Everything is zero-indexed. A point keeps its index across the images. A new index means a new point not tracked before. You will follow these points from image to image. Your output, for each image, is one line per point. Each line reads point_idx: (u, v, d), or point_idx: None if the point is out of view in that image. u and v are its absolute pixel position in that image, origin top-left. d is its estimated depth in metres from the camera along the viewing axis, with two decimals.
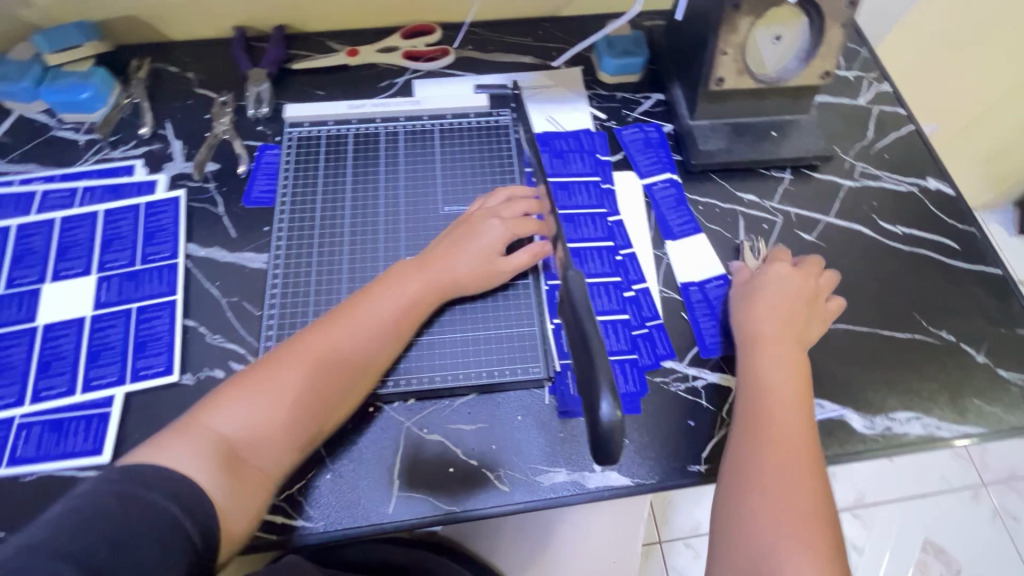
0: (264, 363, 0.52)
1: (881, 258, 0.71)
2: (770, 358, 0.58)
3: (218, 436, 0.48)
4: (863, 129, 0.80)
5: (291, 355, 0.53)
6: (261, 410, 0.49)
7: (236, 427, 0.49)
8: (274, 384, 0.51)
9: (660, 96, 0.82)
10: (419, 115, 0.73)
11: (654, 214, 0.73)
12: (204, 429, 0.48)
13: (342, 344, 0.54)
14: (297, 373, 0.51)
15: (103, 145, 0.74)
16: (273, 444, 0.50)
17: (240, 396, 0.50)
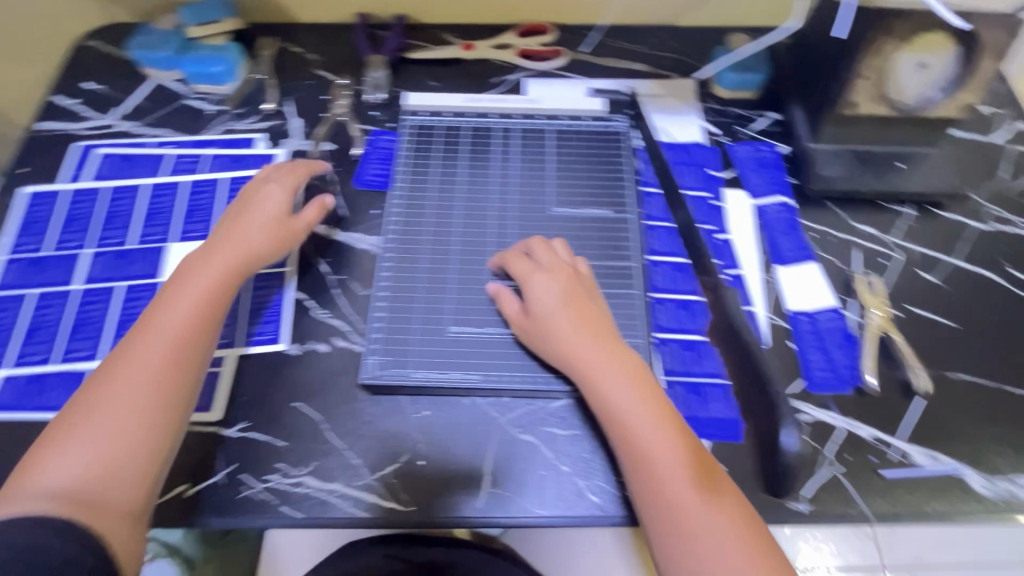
0: (99, 391, 0.49)
1: (1010, 308, 0.66)
2: (614, 389, 0.53)
3: (64, 480, 0.44)
4: (997, 170, 0.75)
5: (114, 378, 0.49)
6: (99, 432, 0.47)
7: (65, 469, 0.45)
8: (91, 406, 0.48)
9: (776, 115, 0.79)
10: (534, 114, 0.73)
11: (764, 236, 0.70)
12: (47, 479, 0.44)
13: (135, 351, 0.50)
14: (109, 381, 0.49)
15: (228, 117, 0.78)
16: (115, 477, 0.46)
17: (90, 430, 0.47)
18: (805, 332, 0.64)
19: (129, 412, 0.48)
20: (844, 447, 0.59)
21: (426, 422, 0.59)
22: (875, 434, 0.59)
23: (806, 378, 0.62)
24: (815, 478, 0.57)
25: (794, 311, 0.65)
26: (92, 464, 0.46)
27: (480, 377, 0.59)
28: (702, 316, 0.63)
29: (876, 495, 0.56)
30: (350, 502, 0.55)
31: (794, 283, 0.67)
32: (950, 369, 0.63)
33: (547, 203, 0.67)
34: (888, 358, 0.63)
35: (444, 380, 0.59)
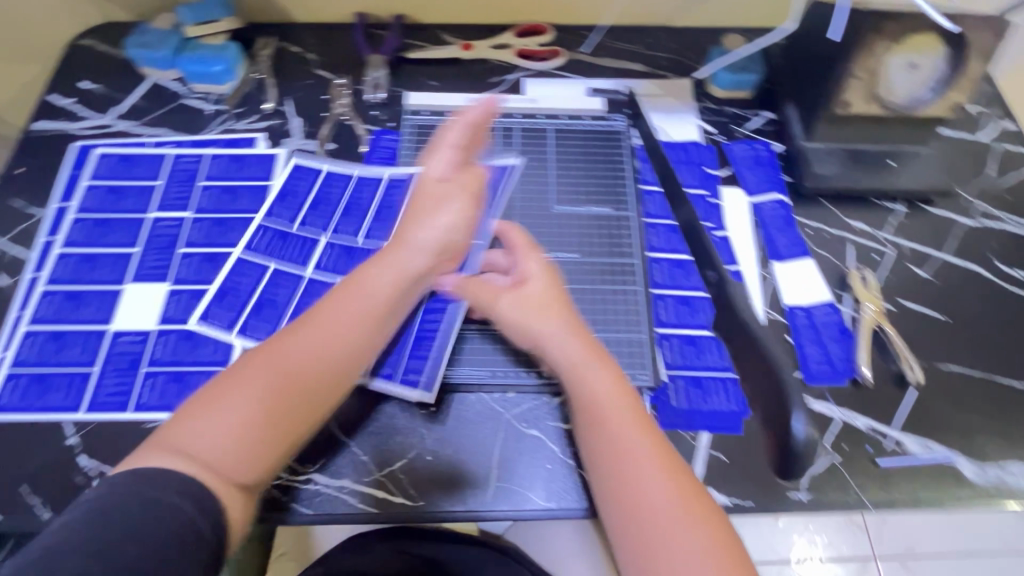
0: (231, 371, 0.49)
1: (998, 301, 0.69)
2: (598, 377, 0.53)
3: (193, 450, 0.45)
4: (984, 168, 0.77)
5: (253, 361, 0.49)
6: (238, 404, 0.47)
7: (210, 438, 0.46)
8: (233, 384, 0.48)
9: (770, 115, 0.81)
10: (534, 113, 0.75)
11: (760, 233, 0.72)
12: (183, 443, 0.45)
13: (320, 341, 0.51)
14: (290, 362, 0.49)
15: (228, 116, 0.78)
16: (246, 453, 0.46)
17: (208, 406, 0.47)
18: (802, 326, 0.66)
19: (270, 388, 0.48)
20: (841, 437, 0.60)
21: (433, 418, 0.60)
22: (871, 425, 0.61)
23: (803, 370, 0.63)
24: (814, 468, 0.58)
25: (791, 306, 0.67)
26: (227, 433, 0.46)
27: (490, 374, 0.61)
28: (702, 311, 0.64)
29: (872, 483, 0.58)
30: (358, 497, 0.56)
31: (790, 280, 0.69)
32: (942, 360, 0.65)
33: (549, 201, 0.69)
34: (882, 351, 0.65)
35: (455, 374, 0.61)
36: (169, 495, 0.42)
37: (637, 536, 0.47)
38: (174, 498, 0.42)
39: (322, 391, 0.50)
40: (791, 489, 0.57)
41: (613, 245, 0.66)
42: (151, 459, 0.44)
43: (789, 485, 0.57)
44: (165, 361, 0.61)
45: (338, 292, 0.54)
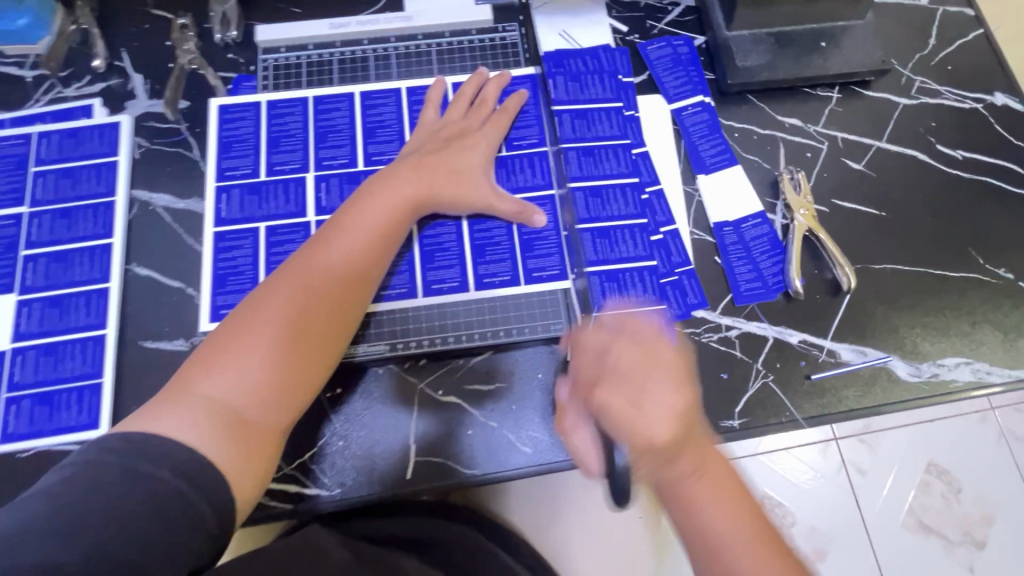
0: (245, 314, 0.45)
1: (937, 186, 0.64)
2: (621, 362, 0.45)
3: (214, 403, 0.41)
4: (924, 36, 0.69)
5: (273, 303, 0.45)
6: (270, 341, 0.44)
7: (233, 383, 0.42)
8: (251, 318, 0.45)
9: (690, 2, 0.70)
10: (412, 34, 0.65)
11: (683, 144, 0.64)
12: (197, 396, 0.41)
13: (330, 255, 0.49)
14: (305, 284, 0.47)
15: (53, 82, 0.65)
16: (275, 394, 0.43)
17: (231, 358, 0.43)
18: (731, 244, 0.61)
19: (294, 316, 0.45)
20: (773, 355, 0.57)
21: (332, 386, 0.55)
22: (804, 339, 0.58)
23: (733, 292, 0.59)
24: (747, 392, 0.56)
25: (718, 223, 0.61)
26: (258, 380, 0.43)
27: (404, 314, 0.56)
28: (622, 243, 0.59)
29: (805, 398, 0.56)
30: (270, 494, 0.52)
31: (717, 193, 0.62)
32: (877, 260, 0.61)
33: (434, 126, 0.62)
34: (815, 257, 0.61)
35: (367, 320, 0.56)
36: (162, 471, 0.35)
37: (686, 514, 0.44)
38: (166, 474, 0.35)
39: (340, 313, 0.48)
40: (723, 417, 0.55)
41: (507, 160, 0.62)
42: (166, 419, 0.39)
43: (722, 413, 0.56)
44: (27, 382, 0.54)
45: (354, 219, 0.51)
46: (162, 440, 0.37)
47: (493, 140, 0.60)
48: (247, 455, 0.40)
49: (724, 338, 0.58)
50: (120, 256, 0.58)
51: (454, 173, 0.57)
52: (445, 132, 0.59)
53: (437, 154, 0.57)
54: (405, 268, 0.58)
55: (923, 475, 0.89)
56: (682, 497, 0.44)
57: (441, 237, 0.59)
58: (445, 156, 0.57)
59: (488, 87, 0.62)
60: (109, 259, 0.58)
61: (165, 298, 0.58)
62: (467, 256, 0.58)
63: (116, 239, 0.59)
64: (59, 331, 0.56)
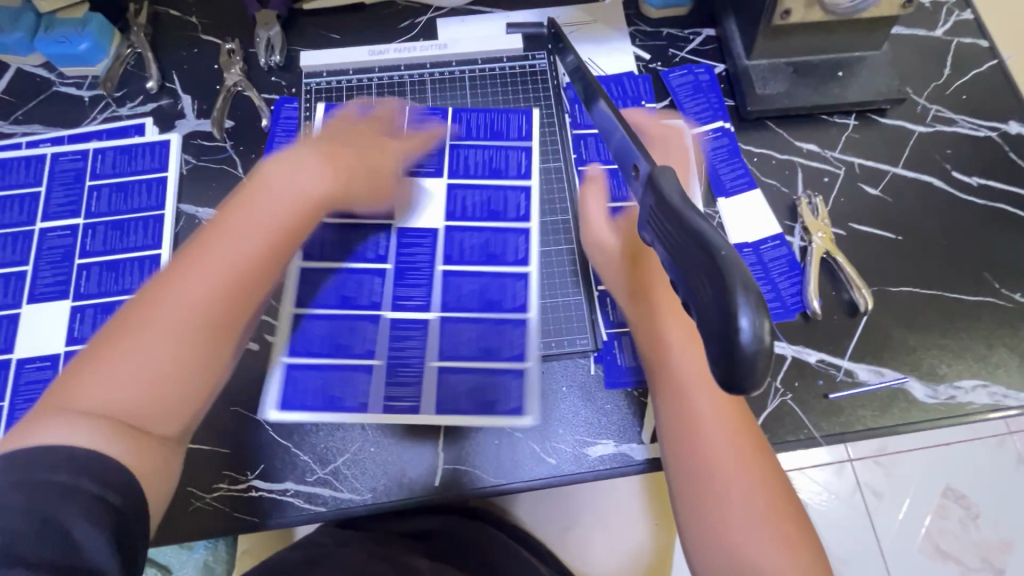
0: (134, 312, 0.42)
1: (952, 212, 0.66)
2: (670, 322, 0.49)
3: (93, 409, 0.39)
4: (940, 66, 0.72)
5: (159, 297, 0.43)
6: (157, 337, 0.41)
7: (117, 385, 0.40)
8: (140, 316, 0.42)
9: (711, 32, 0.73)
10: (446, 60, 0.69)
11: (704, 167, 0.67)
12: (75, 404, 0.39)
13: (224, 244, 0.44)
14: (196, 275, 0.43)
15: (109, 102, 0.69)
16: (170, 393, 0.41)
17: (109, 361, 0.40)
18: (750, 265, 0.63)
19: (188, 310, 0.42)
20: (791, 374, 0.59)
21: (300, 407, 0.56)
22: (822, 358, 0.59)
23: None
24: (766, 409, 0.58)
25: (737, 245, 0.63)
26: (145, 380, 0.40)
27: (371, 330, 0.58)
28: None
29: (823, 417, 0.58)
30: (304, 497, 0.55)
31: (737, 215, 0.65)
32: (893, 283, 0.63)
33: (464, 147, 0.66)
34: (832, 279, 0.62)
35: (346, 342, 0.58)
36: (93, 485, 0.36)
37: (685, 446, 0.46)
38: (76, 478, 0.36)
39: (240, 304, 0.44)
40: None
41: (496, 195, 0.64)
42: (47, 429, 0.38)
43: None
44: None
45: (247, 204, 0.47)
46: (52, 452, 0.37)
47: (405, 149, 0.59)
48: (141, 456, 0.39)
49: None
50: (167, 266, 0.62)
51: (372, 178, 0.55)
52: (376, 134, 0.58)
53: (359, 150, 0.54)
54: (379, 285, 0.60)
55: (938, 499, 0.88)
56: (689, 426, 0.46)
57: (415, 254, 0.61)
58: (364, 153, 0.55)
59: (406, 120, 0.62)
60: (156, 269, 0.61)
61: None
62: (438, 278, 0.60)
63: (164, 250, 0.62)
64: None
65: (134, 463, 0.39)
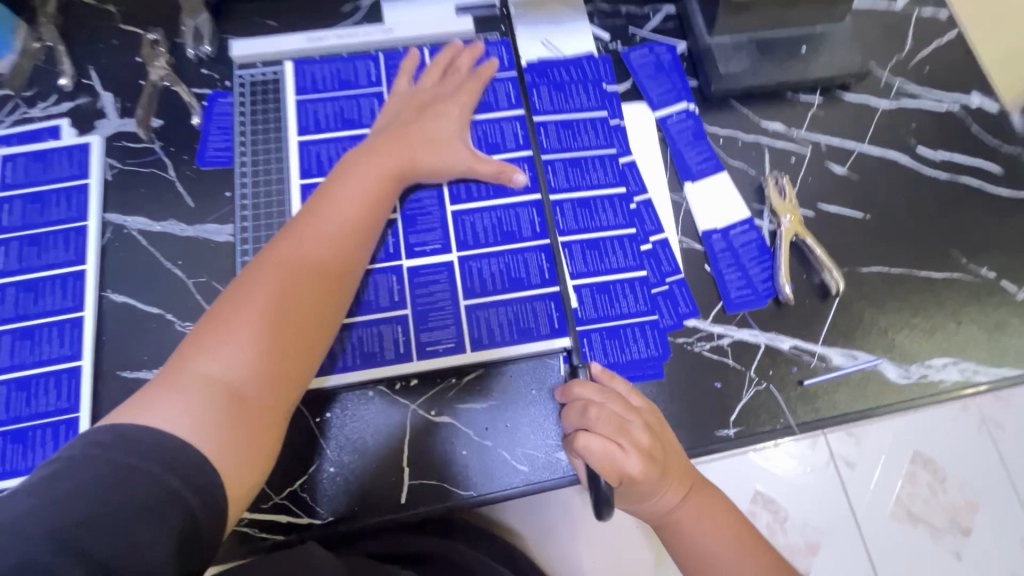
0: (233, 295, 0.43)
1: (919, 188, 0.65)
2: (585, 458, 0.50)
3: (209, 383, 0.39)
4: (901, 39, 0.70)
5: (264, 279, 0.44)
6: (263, 314, 0.43)
7: (227, 360, 0.40)
8: (242, 295, 0.43)
9: (671, 8, 0.70)
10: (392, 46, 0.65)
11: (669, 151, 0.64)
12: (189, 378, 0.39)
13: (323, 229, 0.48)
14: (301, 256, 0.46)
15: (18, 103, 0.62)
16: (266, 374, 0.42)
17: (223, 336, 0.41)
18: (720, 252, 0.61)
19: (290, 286, 0.45)
20: (765, 362, 0.57)
21: (336, 370, 0.54)
22: (796, 345, 0.58)
23: (724, 300, 0.59)
24: (742, 400, 0.56)
25: (706, 231, 0.61)
26: (254, 355, 0.41)
27: (394, 281, 0.57)
28: (612, 254, 0.59)
29: (799, 404, 0.56)
30: (260, 526, 0.51)
31: (706, 200, 0.62)
32: (863, 263, 0.61)
33: None
34: (802, 262, 0.61)
35: (368, 299, 0.56)
36: (149, 464, 0.33)
37: (671, 535, 0.49)
38: (156, 469, 0.33)
39: (329, 287, 0.47)
40: (718, 426, 0.55)
41: (493, 153, 0.62)
42: (157, 402, 0.37)
43: (716, 423, 0.56)
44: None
45: (339, 193, 0.51)
46: (155, 433, 0.35)
47: (468, 103, 0.60)
48: (240, 439, 0.39)
49: (717, 346, 0.58)
50: (95, 283, 0.56)
51: (437, 144, 0.57)
52: (417, 101, 0.59)
53: (416, 123, 0.57)
54: (391, 238, 0.58)
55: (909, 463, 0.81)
56: (672, 526, 0.49)
57: (422, 203, 0.59)
58: (425, 125, 0.57)
59: (461, 57, 0.63)
60: (82, 287, 0.56)
61: (144, 325, 0.56)
62: (449, 221, 0.59)
63: (89, 265, 0.57)
64: (32, 365, 0.53)
65: (223, 455, 0.37)
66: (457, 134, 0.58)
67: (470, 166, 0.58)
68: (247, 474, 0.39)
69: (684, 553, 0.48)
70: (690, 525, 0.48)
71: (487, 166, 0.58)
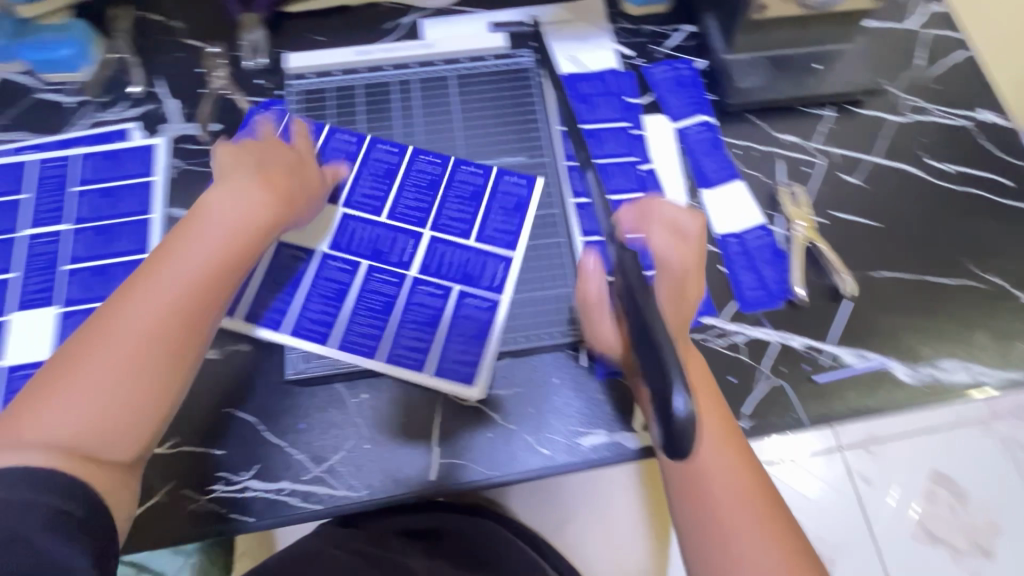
0: (67, 349, 0.43)
1: (929, 198, 0.67)
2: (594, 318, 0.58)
3: (47, 440, 0.39)
4: (912, 58, 0.74)
5: (82, 334, 0.43)
6: (70, 370, 0.42)
7: (53, 415, 0.40)
8: (83, 349, 0.43)
9: (691, 28, 0.74)
10: (431, 61, 0.71)
11: (688, 160, 0.68)
12: (26, 435, 0.39)
13: (178, 275, 0.46)
14: (150, 306, 0.44)
15: (93, 107, 0.69)
16: (115, 427, 0.41)
17: (62, 393, 0.41)
18: (735, 254, 0.64)
19: (120, 339, 0.43)
20: (778, 360, 0.60)
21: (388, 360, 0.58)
22: (807, 343, 0.61)
23: (738, 300, 0.62)
24: (755, 394, 0.59)
25: (722, 235, 0.65)
26: (84, 409, 0.41)
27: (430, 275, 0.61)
28: None
29: (811, 400, 0.59)
30: (299, 496, 0.55)
31: (722, 206, 0.66)
32: (874, 268, 0.64)
33: (454, 127, 0.69)
34: (815, 266, 0.64)
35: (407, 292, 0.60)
36: None
37: (689, 494, 0.45)
38: None
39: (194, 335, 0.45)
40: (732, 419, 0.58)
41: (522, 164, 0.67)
42: (2, 460, 0.38)
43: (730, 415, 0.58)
44: None
45: (226, 243, 0.49)
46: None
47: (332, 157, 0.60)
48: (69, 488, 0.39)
49: (731, 343, 0.61)
50: None
51: (295, 200, 0.56)
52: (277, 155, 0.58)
53: (275, 174, 0.56)
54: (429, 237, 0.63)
55: (930, 483, 1.01)
56: (691, 485, 0.45)
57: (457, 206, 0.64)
58: (282, 178, 0.56)
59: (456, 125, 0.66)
60: None
61: None
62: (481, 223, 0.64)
63: (152, 254, 0.62)
64: None
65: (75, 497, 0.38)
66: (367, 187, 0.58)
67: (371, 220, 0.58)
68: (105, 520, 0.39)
69: (695, 514, 0.44)
70: (709, 482, 0.44)
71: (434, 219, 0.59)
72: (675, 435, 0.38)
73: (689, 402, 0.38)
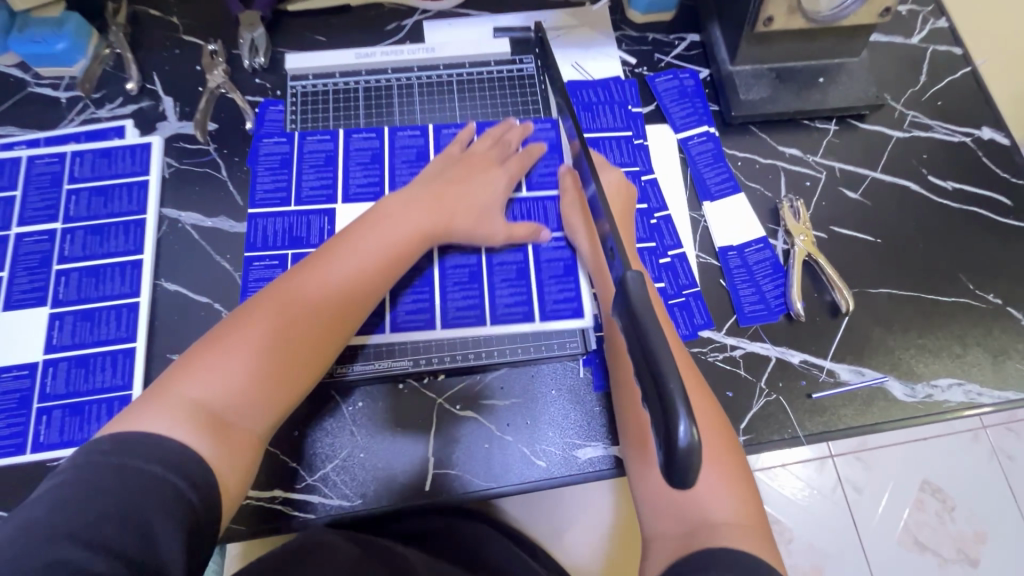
0: (228, 322, 0.46)
1: (929, 215, 0.67)
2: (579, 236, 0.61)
3: (196, 403, 0.42)
4: (916, 73, 0.74)
5: (250, 310, 0.47)
6: (239, 342, 0.45)
7: (211, 383, 0.43)
8: (246, 323, 0.46)
9: (696, 37, 0.74)
10: (433, 64, 0.70)
11: (690, 171, 0.68)
12: (179, 396, 0.41)
13: (334, 272, 0.51)
14: (308, 294, 0.49)
15: (87, 104, 0.68)
16: (257, 399, 0.44)
17: (217, 360, 0.44)
18: (735, 268, 0.64)
19: (287, 320, 0.47)
20: (776, 375, 0.60)
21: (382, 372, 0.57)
22: (805, 359, 0.61)
23: (737, 313, 0.62)
24: (752, 409, 0.59)
25: (723, 248, 0.65)
26: (242, 381, 0.44)
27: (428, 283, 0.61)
28: None
29: (808, 416, 0.59)
30: (292, 505, 0.54)
31: (723, 218, 0.66)
32: (873, 284, 0.64)
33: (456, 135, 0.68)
34: (814, 281, 0.64)
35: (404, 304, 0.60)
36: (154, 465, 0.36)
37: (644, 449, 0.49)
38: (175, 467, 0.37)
39: (335, 327, 0.50)
40: None
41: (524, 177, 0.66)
42: (154, 415, 0.40)
43: None
44: (58, 393, 0.56)
45: (368, 241, 0.54)
46: (151, 440, 0.38)
47: (512, 176, 0.64)
48: (224, 451, 0.41)
49: (729, 357, 0.60)
50: (151, 272, 0.61)
51: (478, 208, 0.60)
52: (464, 161, 0.63)
53: (455, 184, 0.60)
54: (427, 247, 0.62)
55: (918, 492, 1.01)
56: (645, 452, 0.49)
57: None
58: (470, 188, 0.61)
59: (511, 131, 0.66)
60: (139, 274, 0.60)
61: (193, 313, 0.60)
62: None
63: (146, 255, 0.61)
64: (90, 345, 0.57)
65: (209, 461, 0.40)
66: (496, 204, 0.62)
67: (506, 234, 0.60)
68: (228, 485, 0.41)
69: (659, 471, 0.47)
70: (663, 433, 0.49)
71: (515, 232, 0.61)
72: (672, 466, 0.33)
73: (691, 430, 0.32)
